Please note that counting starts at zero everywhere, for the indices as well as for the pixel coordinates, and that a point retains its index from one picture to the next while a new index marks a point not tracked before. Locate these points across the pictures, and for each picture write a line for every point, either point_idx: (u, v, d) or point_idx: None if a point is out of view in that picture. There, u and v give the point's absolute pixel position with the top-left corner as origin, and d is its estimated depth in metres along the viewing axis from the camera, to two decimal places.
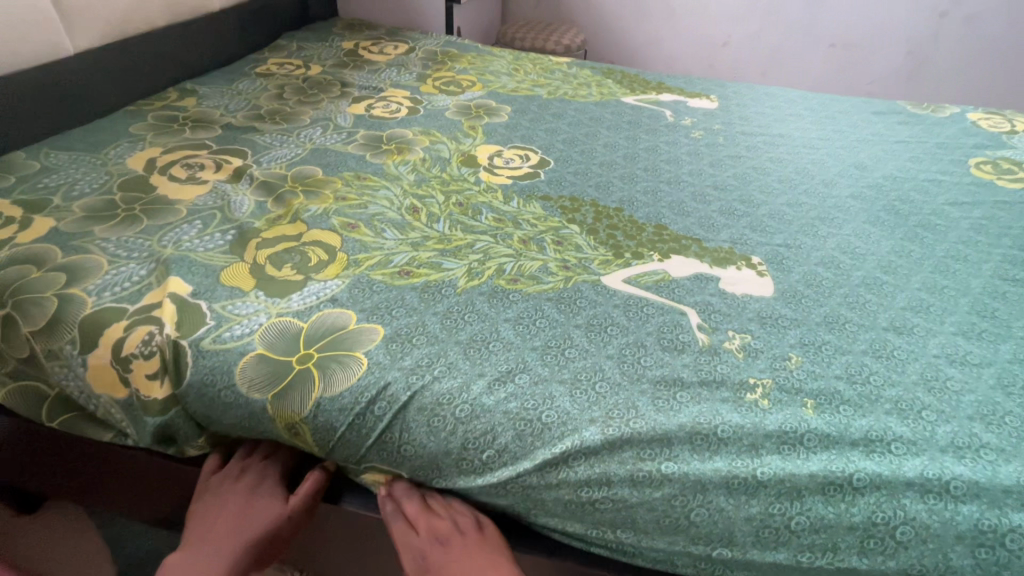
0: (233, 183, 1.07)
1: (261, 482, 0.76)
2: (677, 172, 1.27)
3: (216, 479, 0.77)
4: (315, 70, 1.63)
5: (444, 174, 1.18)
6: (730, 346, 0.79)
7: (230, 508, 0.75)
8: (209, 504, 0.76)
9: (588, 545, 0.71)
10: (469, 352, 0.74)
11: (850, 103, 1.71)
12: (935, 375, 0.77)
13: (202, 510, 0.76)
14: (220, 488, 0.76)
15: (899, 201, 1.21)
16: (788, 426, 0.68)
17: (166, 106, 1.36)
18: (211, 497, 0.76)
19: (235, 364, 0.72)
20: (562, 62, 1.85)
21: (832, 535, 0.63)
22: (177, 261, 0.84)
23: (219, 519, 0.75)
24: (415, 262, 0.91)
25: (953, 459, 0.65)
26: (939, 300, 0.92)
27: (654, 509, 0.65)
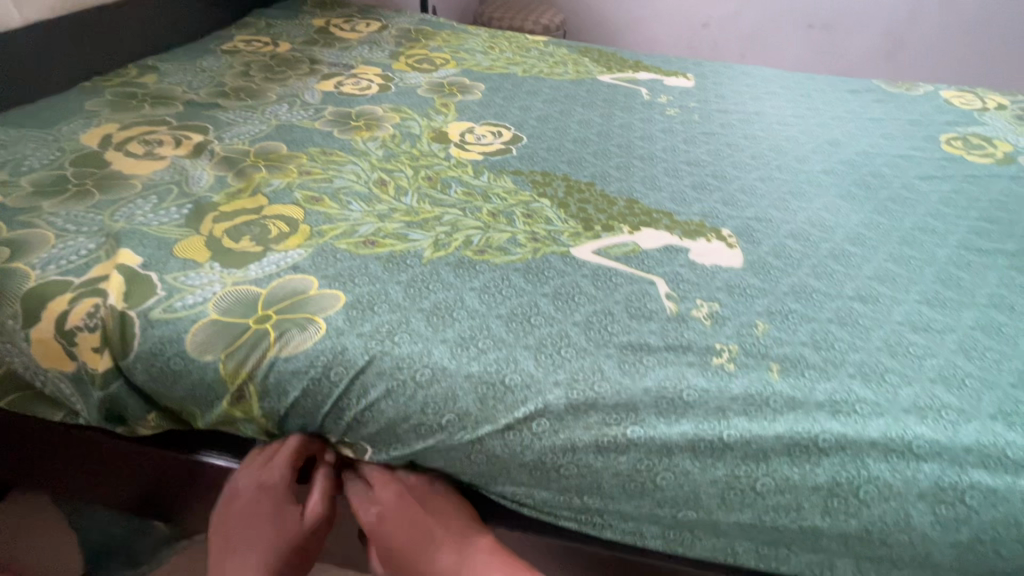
0: (192, 158, 1.03)
1: (276, 486, 0.72)
2: (651, 148, 1.26)
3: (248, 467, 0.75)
4: (284, 47, 1.59)
5: (414, 149, 1.16)
6: (698, 314, 0.78)
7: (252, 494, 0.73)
8: (230, 515, 0.74)
9: (557, 517, 0.70)
10: (431, 320, 0.73)
11: (826, 81, 1.71)
12: (898, 341, 0.77)
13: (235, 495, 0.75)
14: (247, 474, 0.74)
15: (870, 175, 1.22)
16: (753, 389, 0.67)
17: (125, 82, 1.31)
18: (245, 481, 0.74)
19: (186, 332, 0.70)
20: (538, 41, 1.82)
21: (797, 495, 0.62)
22: (129, 235, 0.82)
23: (239, 528, 0.73)
24: (380, 233, 0.89)
25: (916, 420, 0.65)
26: (906, 270, 0.92)
27: (621, 475, 0.65)
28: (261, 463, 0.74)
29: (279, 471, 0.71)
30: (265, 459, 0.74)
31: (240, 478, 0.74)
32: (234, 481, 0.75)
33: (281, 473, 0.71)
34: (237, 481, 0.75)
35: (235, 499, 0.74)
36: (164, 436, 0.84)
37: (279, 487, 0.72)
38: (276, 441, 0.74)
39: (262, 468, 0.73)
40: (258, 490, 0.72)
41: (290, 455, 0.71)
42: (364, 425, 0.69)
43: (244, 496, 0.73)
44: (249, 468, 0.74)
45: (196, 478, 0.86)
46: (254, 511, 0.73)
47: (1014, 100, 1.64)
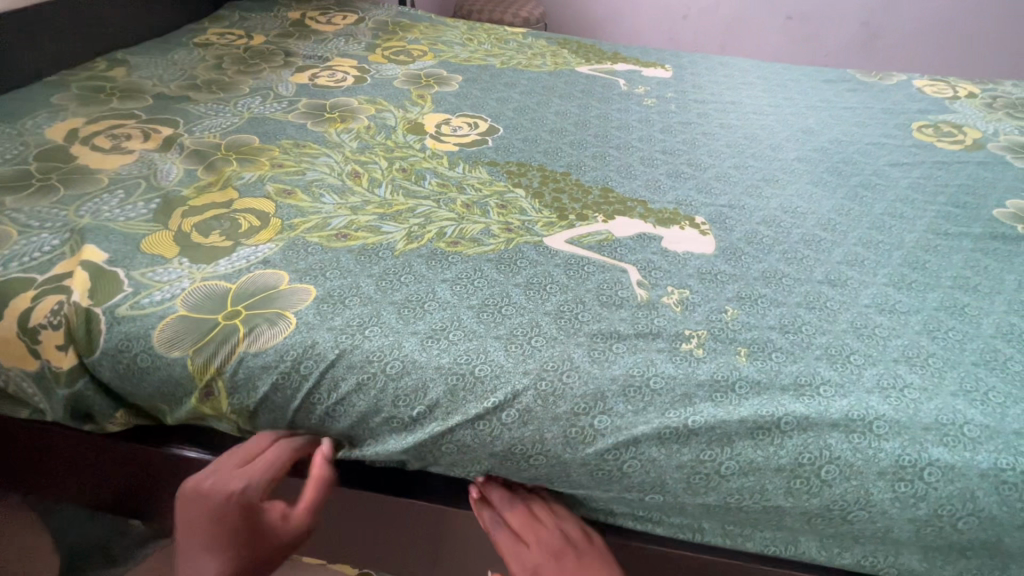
0: (161, 152, 1.02)
1: (260, 489, 0.67)
2: (627, 138, 1.27)
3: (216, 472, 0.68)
4: (258, 40, 1.57)
5: (389, 141, 1.15)
6: (668, 300, 0.79)
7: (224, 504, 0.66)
8: (190, 521, 0.66)
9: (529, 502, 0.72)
10: (403, 312, 0.73)
11: (802, 71, 1.72)
12: (864, 323, 0.78)
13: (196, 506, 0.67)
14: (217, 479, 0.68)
15: (843, 163, 1.23)
16: (719, 375, 0.68)
17: (93, 76, 1.28)
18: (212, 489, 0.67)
19: (153, 328, 0.69)
20: (517, 32, 1.82)
21: (760, 477, 0.63)
22: (94, 231, 0.80)
23: (199, 535, 0.66)
24: (353, 225, 0.88)
25: (878, 399, 0.66)
26: (874, 255, 0.93)
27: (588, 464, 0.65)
28: (235, 463, 0.69)
29: (259, 476, 0.67)
30: (241, 458, 0.69)
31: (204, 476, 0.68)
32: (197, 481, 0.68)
33: (261, 478, 0.67)
34: (200, 478, 0.68)
35: (199, 501, 0.67)
36: (137, 433, 0.84)
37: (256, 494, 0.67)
38: (258, 438, 0.71)
39: (239, 473, 0.68)
40: (235, 494, 0.66)
41: (275, 459, 0.68)
42: (334, 419, 0.69)
43: (214, 500, 0.66)
44: (219, 466, 0.69)
45: (172, 475, 0.86)
46: (229, 518, 0.66)
47: (984, 89, 1.66)
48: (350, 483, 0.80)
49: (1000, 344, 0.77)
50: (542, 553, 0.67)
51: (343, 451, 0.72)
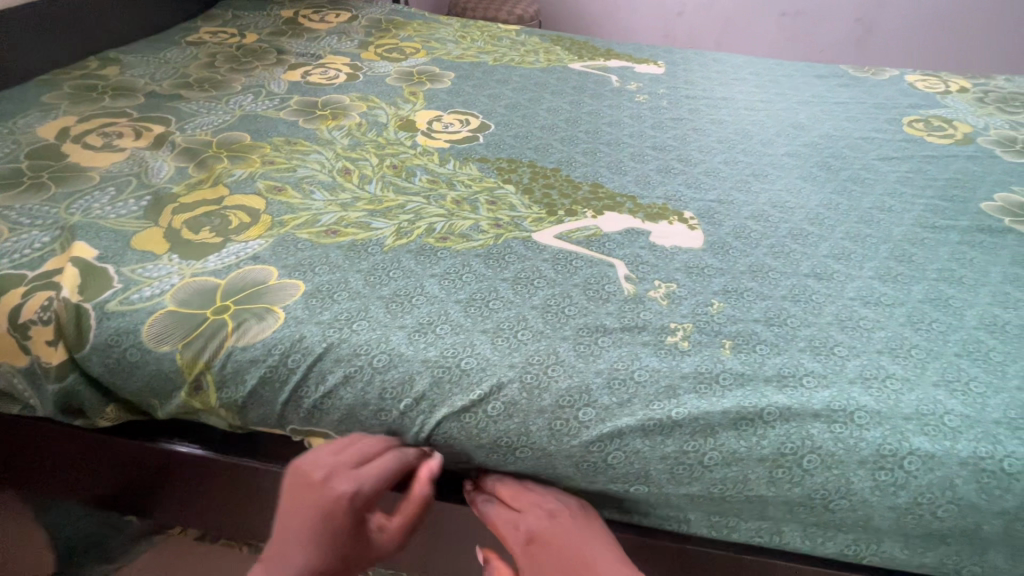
0: (153, 149, 1.02)
1: (364, 498, 0.65)
2: (618, 134, 1.27)
3: (325, 467, 0.65)
4: (251, 38, 1.57)
5: (380, 138, 1.15)
6: (655, 294, 0.80)
7: (328, 503, 0.64)
8: (288, 506, 0.65)
9: None
10: (391, 306, 0.73)
11: (794, 66, 1.73)
12: (849, 315, 0.79)
13: (296, 496, 0.65)
14: (328, 475, 0.64)
15: (833, 157, 1.24)
16: (703, 367, 0.68)
17: (86, 75, 1.28)
18: (317, 483, 0.64)
19: (142, 323, 0.70)
20: (510, 29, 1.82)
21: (743, 467, 0.64)
22: (84, 228, 0.81)
23: (293, 525, 0.65)
24: (343, 221, 0.89)
25: (861, 389, 0.67)
26: (861, 248, 0.94)
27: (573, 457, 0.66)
28: (345, 462, 0.65)
29: (367, 484, 0.64)
30: (352, 458, 0.65)
31: (308, 464, 0.66)
32: (302, 468, 0.66)
33: (370, 486, 0.64)
34: (302, 464, 0.66)
35: (301, 491, 0.65)
36: (131, 428, 0.84)
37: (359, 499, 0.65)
38: (368, 436, 0.68)
39: (350, 476, 0.64)
40: (347, 498, 0.64)
41: (388, 471, 0.65)
42: (322, 412, 0.70)
43: (322, 496, 0.64)
44: (328, 459, 0.65)
45: (166, 470, 0.87)
46: (330, 518, 0.64)
47: (976, 83, 1.67)
48: None
49: (983, 335, 0.78)
50: (538, 513, 0.66)
51: None
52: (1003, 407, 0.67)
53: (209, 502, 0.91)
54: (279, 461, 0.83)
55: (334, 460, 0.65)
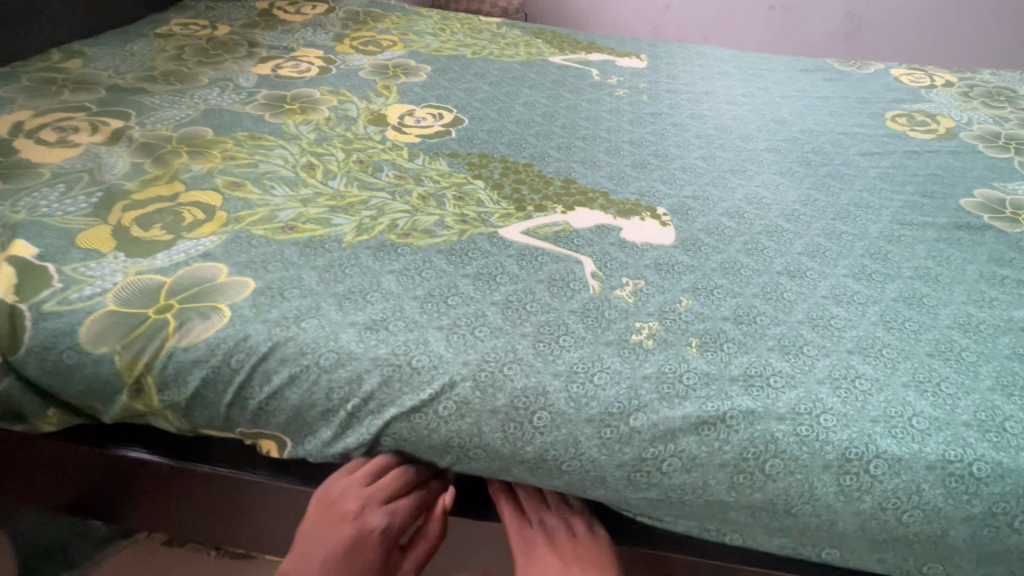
0: (109, 144, 0.99)
1: (392, 529, 0.68)
2: (595, 129, 1.24)
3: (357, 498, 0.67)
4: (223, 31, 1.53)
5: (348, 133, 1.12)
6: (621, 292, 0.76)
7: (354, 530, 0.67)
8: (317, 537, 0.68)
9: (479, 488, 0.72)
10: (344, 304, 0.71)
11: (779, 60, 1.70)
12: (821, 314, 0.76)
13: (326, 519, 0.68)
14: (358, 506, 0.67)
15: (812, 152, 1.22)
16: (667, 367, 0.66)
17: (47, 68, 1.24)
18: (348, 511, 0.67)
19: (81, 324, 0.67)
20: (492, 22, 1.79)
21: (703, 473, 0.62)
22: (28, 225, 0.78)
23: (318, 560, 0.66)
24: (302, 218, 0.86)
25: (828, 390, 0.65)
26: (836, 245, 0.92)
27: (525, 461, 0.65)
28: (375, 499, 0.67)
29: (398, 517, 0.68)
30: (383, 494, 0.67)
31: (337, 495, 0.68)
32: (331, 498, 0.69)
33: (399, 518, 0.68)
34: (333, 494, 0.69)
35: (332, 522, 0.68)
36: (80, 431, 0.82)
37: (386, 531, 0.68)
38: (387, 462, 0.69)
39: (380, 510, 0.67)
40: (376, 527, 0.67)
41: (416, 503, 0.69)
42: (269, 414, 0.68)
43: (353, 522, 0.67)
44: (354, 491, 0.67)
45: (118, 475, 0.84)
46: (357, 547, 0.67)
47: (961, 77, 1.65)
48: (295, 481, 0.79)
49: (956, 334, 0.76)
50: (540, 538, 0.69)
51: (283, 448, 0.71)
52: (973, 409, 0.65)
53: (164, 508, 0.88)
54: (235, 463, 0.81)
55: (365, 491, 0.67)
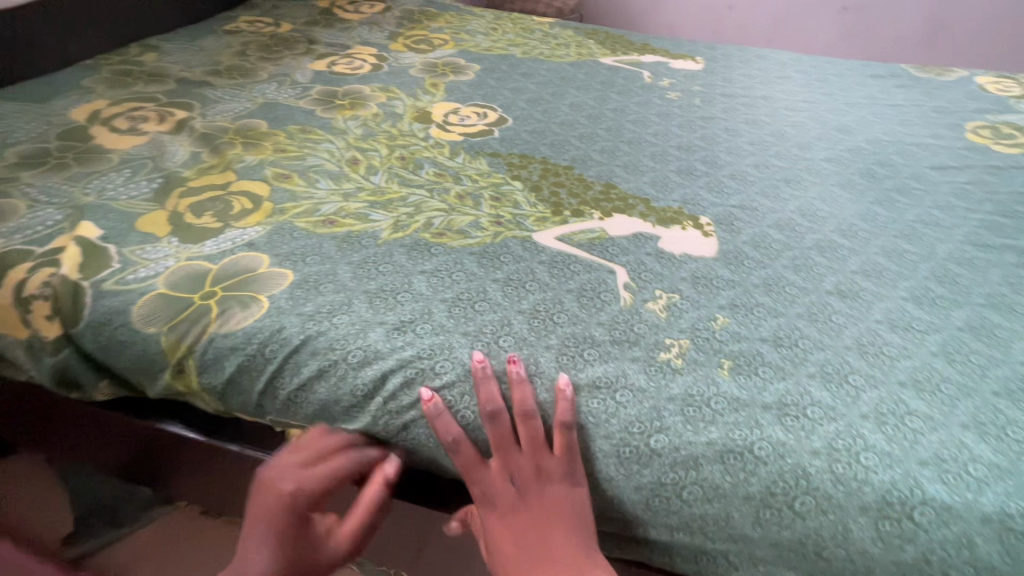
0: (172, 134, 1.05)
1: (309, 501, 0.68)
2: (642, 132, 1.21)
3: (282, 463, 0.69)
4: (285, 28, 1.59)
5: (394, 129, 1.14)
6: (654, 306, 0.74)
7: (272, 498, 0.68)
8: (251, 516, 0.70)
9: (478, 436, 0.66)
10: (374, 301, 0.72)
11: (848, 65, 1.60)
12: (872, 340, 0.71)
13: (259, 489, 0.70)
14: (282, 472, 0.68)
15: (877, 164, 1.14)
16: (694, 390, 0.62)
17: (126, 60, 1.33)
18: (275, 476, 0.68)
19: (133, 303, 0.72)
20: (544, 22, 1.77)
21: (725, 505, 0.58)
22: (94, 208, 0.84)
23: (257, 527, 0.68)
24: (342, 212, 0.88)
25: (872, 427, 0.60)
26: (896, 265, 0.85)
27: (572, 428, 0.62)
28: (294, 464, 0.68)
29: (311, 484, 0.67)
30: (300, 459, 0.68)
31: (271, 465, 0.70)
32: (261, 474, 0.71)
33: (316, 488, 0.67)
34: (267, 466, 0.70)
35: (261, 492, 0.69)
36: (128, 403, 0.87)
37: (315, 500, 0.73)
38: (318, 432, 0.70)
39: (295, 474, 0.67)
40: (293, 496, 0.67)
41: (339, 472, 0.68)
42: (297, 404, 0.70)
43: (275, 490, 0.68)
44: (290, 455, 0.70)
45: (157, 447, 0.89)
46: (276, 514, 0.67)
47: None
48: None
49: None
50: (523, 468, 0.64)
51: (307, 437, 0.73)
52: None
53: (198, 482, 0.93)
54: (261, 447, 0.85)
55: (288, 457, 0.69)
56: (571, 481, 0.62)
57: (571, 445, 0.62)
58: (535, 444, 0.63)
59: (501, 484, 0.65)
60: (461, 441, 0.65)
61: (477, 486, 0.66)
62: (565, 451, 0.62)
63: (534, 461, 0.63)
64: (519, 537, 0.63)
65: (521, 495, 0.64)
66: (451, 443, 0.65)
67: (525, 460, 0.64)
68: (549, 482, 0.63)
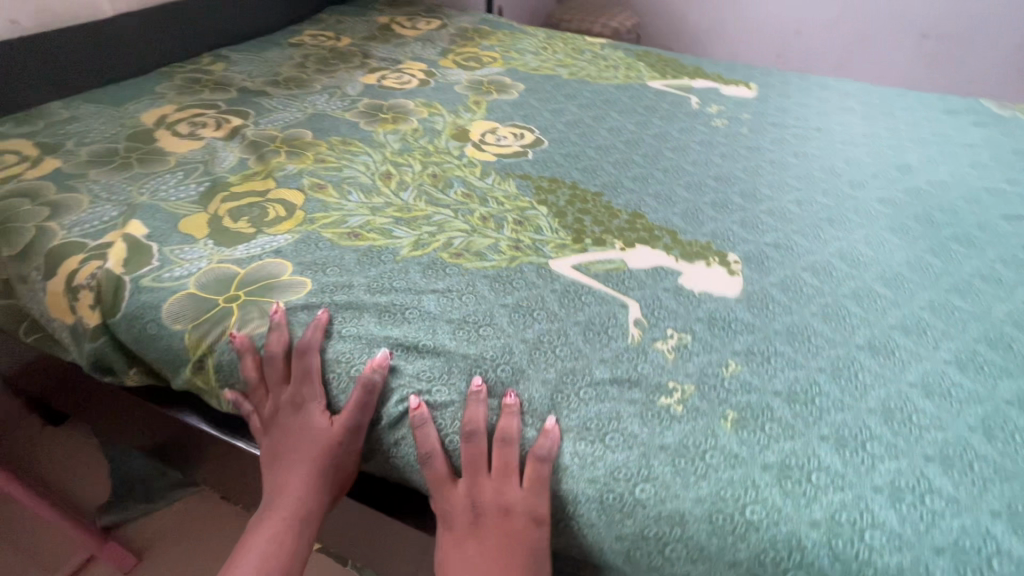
0: (225, 140, 1.12)
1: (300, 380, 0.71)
2: (680, 161, 1.17)
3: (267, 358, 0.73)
4: (345, 42, 1.67)
5: (430, 146, 1.17)
6: (662, 346, 0.71)
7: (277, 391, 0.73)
8: (276, 444, 0.73)
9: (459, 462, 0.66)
10: (383, 318, 0.74)
11: (919, 98, 1.49)
12: (900, 406, 0.65)
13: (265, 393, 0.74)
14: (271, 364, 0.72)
15: (938, 209, 1.05)
16: (690, 440, 0.60)
17: (197, 69, 1.44)
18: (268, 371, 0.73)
19: (165, 300, 0.77)
20: (596, 43, 1.77)
21: (711, 568, 0.55)
22: (145, 208, 0.91)
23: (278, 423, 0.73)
24: (368, 226, 0.91)
25: (885, 503, 0.55)
26: (942, 324, 0.78)
27: (548, 466, 0.60)
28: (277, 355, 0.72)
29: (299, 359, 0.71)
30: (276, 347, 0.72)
31: (282, 391, 0.72)
32: (272, 403, 0.73)
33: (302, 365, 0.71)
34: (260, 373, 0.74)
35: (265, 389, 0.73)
36: (159, 392, 0.93)
37: (336, 412, 0.72)
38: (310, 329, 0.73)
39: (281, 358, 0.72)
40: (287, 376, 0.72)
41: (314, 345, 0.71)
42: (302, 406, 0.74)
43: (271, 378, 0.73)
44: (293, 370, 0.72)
45: (180, 436, 0.94)
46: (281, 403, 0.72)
47: None
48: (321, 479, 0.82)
49: None
50: (487, 494, 0.63)
51: None
52: None
53: (214, 473, 0.97)
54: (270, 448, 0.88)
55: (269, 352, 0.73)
56: (533, 516, 0.60)
57: (541, 480, 0.60)
58: (505, 471, 0.62)
59: (462, 506, 0.64)
60: (434, 457, 0.65)
61: (440, 501, 0.65)
62: (533, 483, 0.60)
63: (500, 489, 0.62)
64: (469, 560, 0.62)
65: (478, 521, 0.63)
66: (425, 455, 0.65)
67: (492, 486, 0.63)
68: (510, 512, 0.61)
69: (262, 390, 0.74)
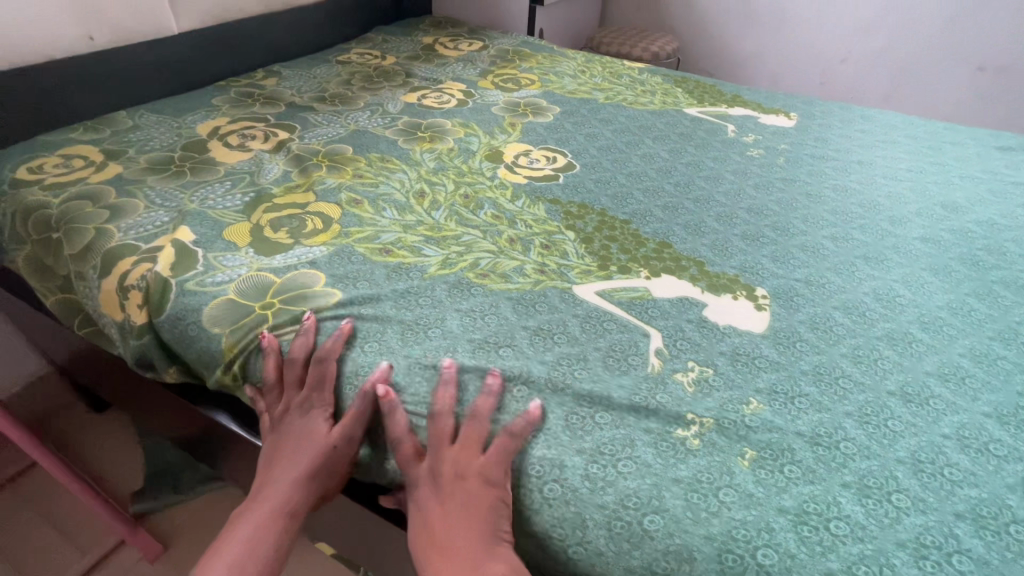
0: (271, 153, 1.18)
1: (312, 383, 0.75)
2: (712, 190, 1.17)
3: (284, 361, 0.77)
4: (390, 61, 1.74)
5: (464, 166, 1.20)
6: (682, 378, 0.70)
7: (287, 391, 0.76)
8: (275, 443, 0.74)
9: None
10: (406, 333, 0.76)
11: (970, 134, 1.44)
12: (931, 457, 0.62)
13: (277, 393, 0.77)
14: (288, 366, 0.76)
15: (985, 251, 1.01)
16: (704, 476, 0.59)
17: (251, 83, 1.52)
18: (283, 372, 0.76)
19: (206, 304, 0.81)
20: (634, 67, 1.78)
21: None
22: (193, 214, 0.96)
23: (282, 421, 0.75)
24: (399, 243, 0.94)
25: (907, 559, 0.53)
26: (982, 373, 0.75)
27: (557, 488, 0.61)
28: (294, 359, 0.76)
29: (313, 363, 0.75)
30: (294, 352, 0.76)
31: (292, 394, 0.75)
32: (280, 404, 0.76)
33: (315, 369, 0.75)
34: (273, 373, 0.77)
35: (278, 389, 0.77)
36: (193, 390, 0.98)
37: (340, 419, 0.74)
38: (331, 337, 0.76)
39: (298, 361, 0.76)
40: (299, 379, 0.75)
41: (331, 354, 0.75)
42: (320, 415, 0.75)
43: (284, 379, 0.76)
44: (308, 376, 0.75)
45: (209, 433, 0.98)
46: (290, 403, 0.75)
47: None
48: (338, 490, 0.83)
49: None
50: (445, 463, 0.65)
51: None
52: None
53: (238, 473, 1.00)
54: None
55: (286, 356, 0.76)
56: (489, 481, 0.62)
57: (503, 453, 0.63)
58: (466, 442, 0.65)
59: (424, 476, 0.66)
60: (402, 436, 0.69)
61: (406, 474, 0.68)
62: (497, 454, 0.63)
63: (459, 459, 0.64)
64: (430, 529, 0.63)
65: (439, 489, 0.64)
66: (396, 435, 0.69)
67: (450, 455, 0.65)
68: (465, 477, 0.63)
69: (276, 391, 0.77)
